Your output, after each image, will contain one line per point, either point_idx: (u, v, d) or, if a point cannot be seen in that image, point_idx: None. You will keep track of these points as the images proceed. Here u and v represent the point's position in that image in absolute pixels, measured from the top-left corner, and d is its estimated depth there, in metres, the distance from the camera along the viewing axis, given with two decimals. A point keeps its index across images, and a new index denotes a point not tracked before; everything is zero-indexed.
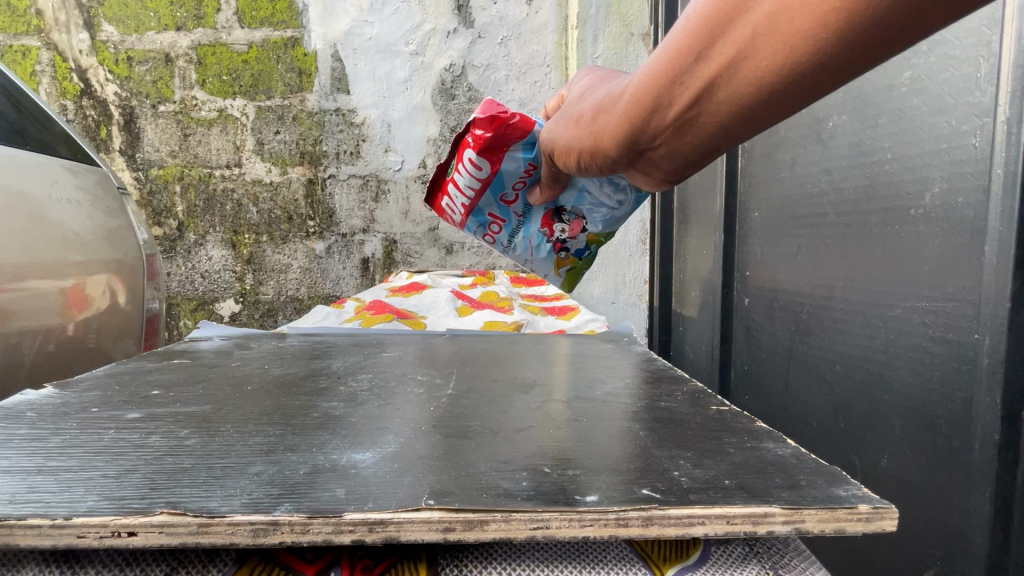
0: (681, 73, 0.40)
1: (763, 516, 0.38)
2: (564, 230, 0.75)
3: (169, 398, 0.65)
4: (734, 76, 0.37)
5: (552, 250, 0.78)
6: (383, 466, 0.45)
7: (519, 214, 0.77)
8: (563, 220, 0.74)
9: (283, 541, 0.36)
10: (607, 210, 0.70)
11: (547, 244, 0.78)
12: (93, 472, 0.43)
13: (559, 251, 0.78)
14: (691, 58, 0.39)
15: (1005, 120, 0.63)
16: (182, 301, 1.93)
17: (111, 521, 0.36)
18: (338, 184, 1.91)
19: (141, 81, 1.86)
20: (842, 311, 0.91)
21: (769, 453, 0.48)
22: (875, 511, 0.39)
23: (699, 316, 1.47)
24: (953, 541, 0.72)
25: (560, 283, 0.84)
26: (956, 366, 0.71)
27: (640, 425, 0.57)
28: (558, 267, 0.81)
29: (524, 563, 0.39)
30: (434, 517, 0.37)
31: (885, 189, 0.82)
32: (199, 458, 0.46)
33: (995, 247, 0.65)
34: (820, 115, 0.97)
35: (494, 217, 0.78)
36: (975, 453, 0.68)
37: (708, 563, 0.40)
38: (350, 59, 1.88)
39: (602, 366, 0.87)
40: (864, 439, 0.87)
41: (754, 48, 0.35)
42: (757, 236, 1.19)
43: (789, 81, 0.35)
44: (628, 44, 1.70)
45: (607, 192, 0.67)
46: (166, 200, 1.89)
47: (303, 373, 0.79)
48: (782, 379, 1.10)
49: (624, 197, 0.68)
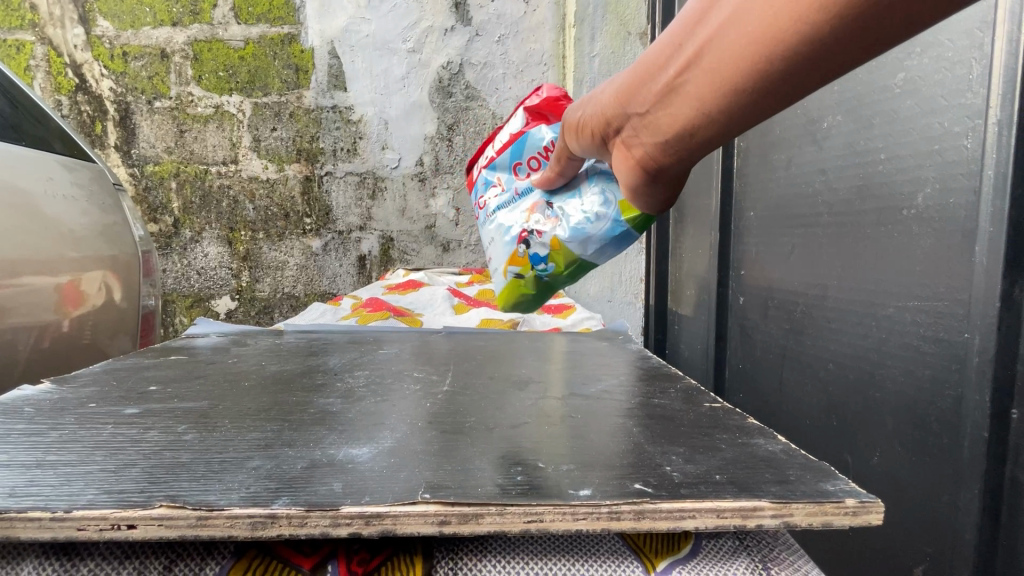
0: (682, 38, 0.43)
1: (752, 510, 0.39)
2: (541, 223, 0.73)
3: (165, 394, 0.65)
4: (717, 44, 0.40)
5: (516, 236, 0.75)
6: (379, 461, 0.46)
7: (517, 192, 0.79)
8: (545, 212, 0.74)
9: (281, 534, 0.37)
10: (586, 220, 0.70)
11: (517, 228, 0.75)
12: (92, 466, 0.43)
13: (520, 242, 0.74)
14: (686, 35, 0.43)
15: (996, 123, 0.64)
16: (178, 298, 1.92)
17: (111, 514, 0.36)
18: (335, 182, 1.91)
19: (137, 77, 1.85)
20: (836, 310, 0.92)
21: (759, 449, 0.49)
22: (861, 505, 0.39)
23: (694, 314, 1.48)
24: (942, 536, 0.73)
25: (501, 281, 0.78)
26: (946, 364, 0.72)
27: (634, 422, 0.58)
28: (509, 262, 0.76)
29: (518, 555, 0.40)
30: (430, 510, 0.38)
31: (879, 190, 0.83)
32: (197, 453, 0.46)
33: (986, 248, 0.66)
34: (814, 116, 0.98)
35: (498, 182, 0.81)
36: (965, 450, 0.69)
37: (699, 556, 0.41)
38: (348, 56, 1.87)
39: (597, 364, 0.88)
40: (856, 437, 0.88)
41: (739, 18, 0.38)
42: (752, 236, 1.20)
43: (756, 61, 0.38)
44: (625, 43, 1.70)
45: (596, 200, 0.70)
46: (162, 196, 1.88)
47: (300, 369, 0.79)
48: (775, 378, 1.11)
49: (606, 214, 0.69)
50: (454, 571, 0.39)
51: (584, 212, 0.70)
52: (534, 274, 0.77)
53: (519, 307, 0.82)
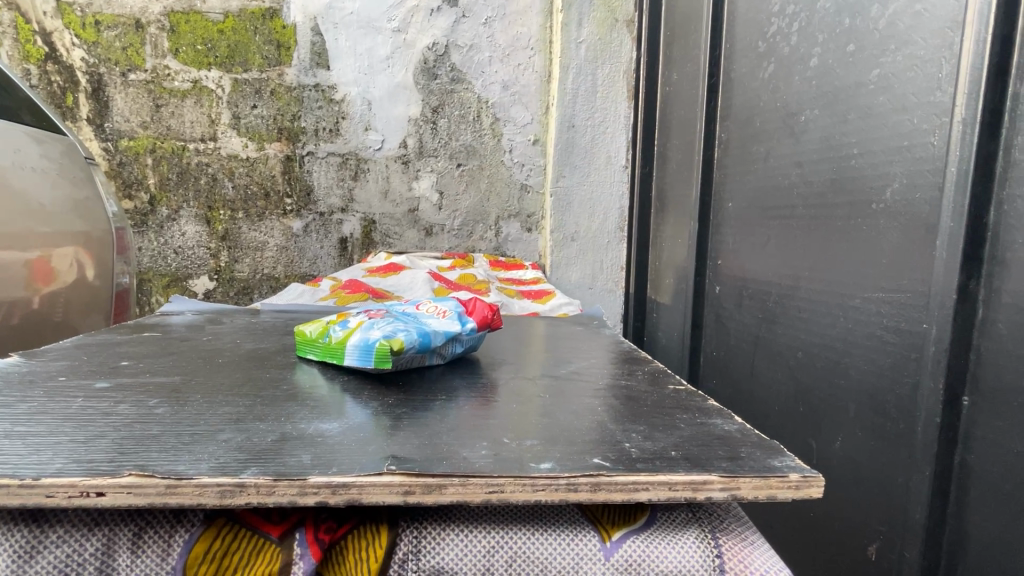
0: None
1: (702, 483, 0.41)
2: (369, 311, 0.71)
3: (138, 369, 0.65)
4: None
5: (366, 309, 0.73)
6: (349, 435, 0.47)
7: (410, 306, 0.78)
8: (383, 309, 0.71)
9: (250, 502, 0.38)
10: (381, 328, 0.65)
11: (372, 308, 0.73)
12: (61, 437, 0.44)
13: (359, 310, 0.72)
14: None
15: (961, 121, 0.67)
16: (154, 277, 1.89)
17: (79, 482, 0.37)
18: (316, 162, 1.88)
19: (110, 48, 1.79)
20: (806, 300, 0.95)
21: (716, 428, 0.52)
22: (804, 479, 0.42)
23: (671, 303, 1.51)
24: (895, 515, 0.77)
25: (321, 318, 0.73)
26: (905, 354, 0.75)
27: (601, 401, 0.60)
28: (341, 313, 0.73)
29: (481, 525, 0.42)
30: (395, 480, 0.39)
31: (850, 184, 0.85)
32: (168, 425, 0.47)
33: (945, 243, 0.69)
34: (793, 109, 1.00)
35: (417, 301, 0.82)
36: (918, 435, 0.73)
37: (652, 527, 0.43)
38: (331, 33, 1.84)
39: (572, 347, 0.90)
40: (821, 423, 0.91)
41: None
42: (728, 226, 1.22)
43: None
44: (612, 30, 1.74)
45: (407, 326, 0.65)
46: (136, 172, 1.84)
47: (275, 348, 0.79)
48: (747, 365, 1.14)
49: (395, 332, 0.64)
50: (419, 539, 0.41)
51: (387, 326, 0.65)
52: (330, 329, 0.69)
53: (299, 344, 0.73)
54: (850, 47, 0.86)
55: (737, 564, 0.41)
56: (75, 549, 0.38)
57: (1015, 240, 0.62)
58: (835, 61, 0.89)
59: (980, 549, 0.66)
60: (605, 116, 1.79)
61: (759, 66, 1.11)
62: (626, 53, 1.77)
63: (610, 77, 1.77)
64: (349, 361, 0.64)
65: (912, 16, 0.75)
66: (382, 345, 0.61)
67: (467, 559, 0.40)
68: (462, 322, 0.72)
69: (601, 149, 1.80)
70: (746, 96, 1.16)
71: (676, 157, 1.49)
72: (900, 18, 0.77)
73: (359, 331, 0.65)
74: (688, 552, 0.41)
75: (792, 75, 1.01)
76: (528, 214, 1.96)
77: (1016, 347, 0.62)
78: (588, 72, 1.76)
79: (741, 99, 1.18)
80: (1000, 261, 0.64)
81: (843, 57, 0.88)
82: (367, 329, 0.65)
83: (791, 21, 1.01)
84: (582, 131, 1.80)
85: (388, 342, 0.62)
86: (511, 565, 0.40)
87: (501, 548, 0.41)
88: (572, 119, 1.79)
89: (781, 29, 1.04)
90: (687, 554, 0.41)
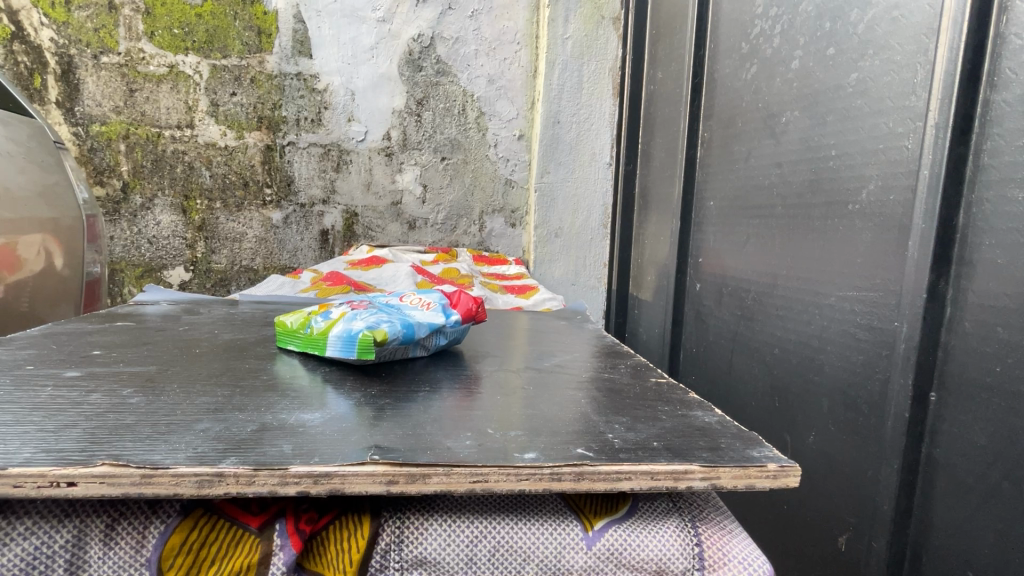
0: None
1: (684, 473, 0.42)
2: (348, 304, 0.69)
3: (110, 359, 0.64)
4: None
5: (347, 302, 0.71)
6: (330, 426, 0.47)
7: (393, 297, 0.76)
8: (361, 303, 0.70)
9: (229, 493, 0.38)
10: (361, 320, 0.63)
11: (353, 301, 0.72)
12: (29, 426, 0.42)
13: (340, 303, 0.70)
14: None
15: (934, 125, 0.69)
16: (127, 268, 1.82)
17: (50, 471, 0.36)
18: (297, 152, 1.84)
19: (81, 29, 1.72)
20: (784, 297, 0.97)
21: (697, 420, 0.53)
22: (782, 469, 0.43)
23: (653, 300, 1.52)
24: (864, 507, 0.79)
25: (300, 312, 0.71)
26: (877, 350, 0.77)
27: (583, 394, 0.60)
28: (320, 307, 0.71)
29: (463, 515, 0.42)
30: (378, 470, 0.39)
31: (828, 184, 0.87)
32: (143, 416, 0.46)
33: (917, 243, 0.71)
34: (774, 110, 1.02)
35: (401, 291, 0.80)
36: (887, 428, 0.75)
37: (634, 516, 0.44)
38: (314, 21, 1.80)
39: (555, 341, 0.90)
40: (796, 418, 0.93)
41: None
42: (710, 224, 1.24)
43: None
44: (598, 27, 1.75)
45: (386, 318, 0.64)
46: (109, 158, 1.78)
47: (254, 339, 0.78)
48: (725, 361, 1.16)
49: (377, 324, 0.63)
50: (402, 530, 0.41)
51: (367, 319, 0.63)
52: (308, 324, 0.68)
53: (282, 335, 0.71)
54: (831, 51, 0.88)
55: (717, 553, 0.42)
56: (44, 541, 0.37)
57: (982, 242, 0.65)
58: (815, 63, 0.91)
59: (943, 538, 0.69)
60: (589, 113, 1.80)
61: (742, 67, 1.13)
62: (611, 50, 1.77)
63: (596, 74, 1.77)
64: (331, 355, 0.64)
65: (890, 21, 0.76)
66: (364, 336, 0.61)
67: (451, 549, 0.40)
68: (446, 314, 0.72)
69: (586, 146, 1.81)
70: (728, 96, 1.18)
71: (660, 155, 1.51)
72: (878, 23, 0.79)
73: (339, 325, 0.64)
74: (669, 541, 0.42)
75: (773, 77, 1.02)
76: (513, 209, 1.96)
77: (981, 344, 0.65)
78: (573, 68, 1.76)
79: (724, 98, 1.20)
80: (967, 262, 0.66)
81: (823, 60, 0.89)
82: (350, 320, 0.64)
83: (774, 23, 1.03)
84: (567, 127, 1.80)
85: (372, 333, 0.61)
86: (493, 554, 0.41)
87: (484, 538, 0.41)
88: (557, 116, 1.79)
89: (764, 31, 1.06)
90: (667, 543, 0.42)
